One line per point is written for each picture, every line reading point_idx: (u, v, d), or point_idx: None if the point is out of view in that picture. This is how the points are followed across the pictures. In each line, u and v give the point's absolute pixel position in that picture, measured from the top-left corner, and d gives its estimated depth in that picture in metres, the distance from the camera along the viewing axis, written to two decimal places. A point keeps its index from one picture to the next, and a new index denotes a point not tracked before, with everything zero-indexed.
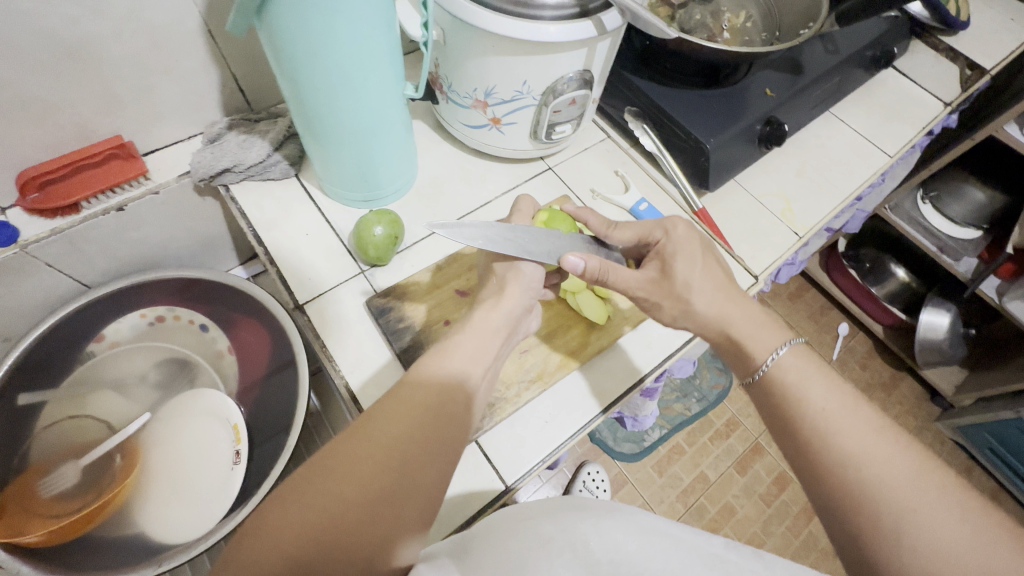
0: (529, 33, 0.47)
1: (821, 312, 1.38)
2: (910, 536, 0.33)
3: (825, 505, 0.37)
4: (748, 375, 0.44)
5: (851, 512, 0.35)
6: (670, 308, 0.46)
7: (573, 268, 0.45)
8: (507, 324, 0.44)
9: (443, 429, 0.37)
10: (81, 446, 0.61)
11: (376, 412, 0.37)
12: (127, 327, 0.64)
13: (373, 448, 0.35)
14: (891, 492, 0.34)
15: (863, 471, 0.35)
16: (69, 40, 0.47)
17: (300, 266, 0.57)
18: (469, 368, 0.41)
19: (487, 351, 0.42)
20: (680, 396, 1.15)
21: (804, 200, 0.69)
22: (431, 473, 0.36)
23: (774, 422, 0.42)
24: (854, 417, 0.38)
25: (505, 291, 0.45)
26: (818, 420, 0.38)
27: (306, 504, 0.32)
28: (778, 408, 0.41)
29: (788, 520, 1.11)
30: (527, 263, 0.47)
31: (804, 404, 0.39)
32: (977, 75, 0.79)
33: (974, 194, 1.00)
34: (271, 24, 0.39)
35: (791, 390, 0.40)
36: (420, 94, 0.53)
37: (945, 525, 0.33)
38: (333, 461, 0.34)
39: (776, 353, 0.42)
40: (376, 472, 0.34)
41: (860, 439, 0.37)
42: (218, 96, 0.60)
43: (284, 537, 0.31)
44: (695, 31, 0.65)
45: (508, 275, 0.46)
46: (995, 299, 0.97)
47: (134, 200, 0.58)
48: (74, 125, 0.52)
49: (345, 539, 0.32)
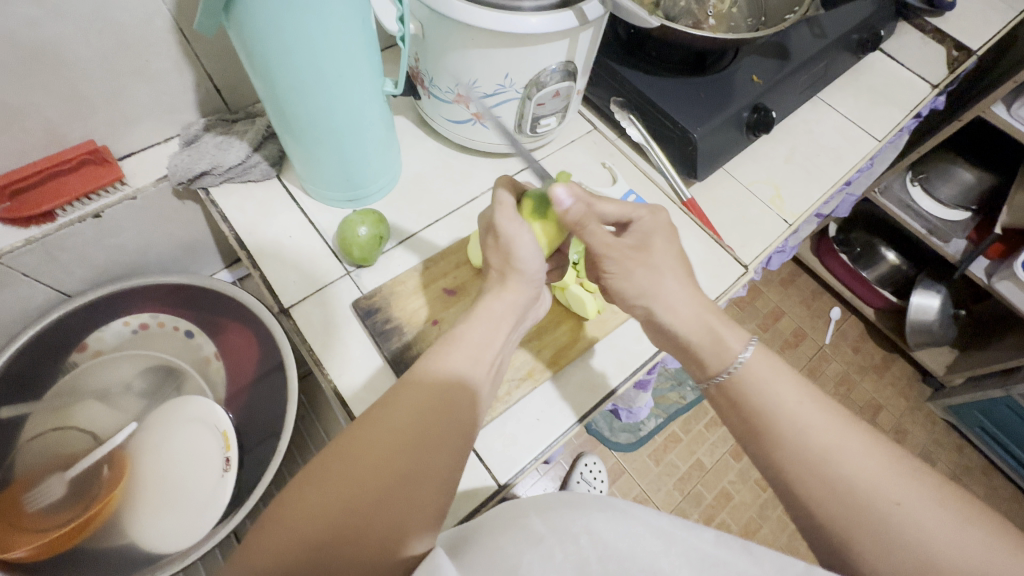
0: (508, 25, 0.46)
1: (813, 297, 1.38)
2: (897, 533, 0.34)
3: (803, 511, 0.37)
4: (708, 379, 0.44)
5: (837, 519, 0.35)
6: (633, 290, 0.46)
7: (560, 201, 0.42)
8: (512, 311, 0.44)
9: (451, 418, 0.37)
10: (67, 457, 0.60)
11: (385, 401, 0.36)
12: (111, 335, 0.62)
13: (384, 434, 0.34)
14: (872, 491, 0.35)
15: (839, 472, 0.36)
16: (32, 42, 0.45)
17: (284, 268, 0.56)
18: (478, 355, 0.41)
19: (494, 338, 0.42)
20: (675, 384, 1.11)
21: (792, 186, 0.69)
22: (442, 458, 0.36)
23: (743, 432, 0.41)
24: (818, 414, 0.38)
25: (507, 282, 0.44)
26: (798, 413, 0.39)
27: (321, 489, 0.32)
28: (745, 417, 0.41)
29: (783, 504, 1.12)
30: (527, 258, 0.44)
31: (778, 409, 0.39)
32: (965, 56, 0.79)
33: (963, 175, 1.00)
34: (240, 21, 0.38)
35: (753, 397, 0.41)
36: (400, 90, 0.51)
37: (922, 516, 0.34)
38: (347, 446, 0.34)
39: (742, 358, 0.42)
40: (387, 457, 0.34)
41: (832, 437, 0.37)
42: (194, 97, 0.58)
43: (300, 520, 0.31)
44: (680, 18, 0.64)
45: (510, 271, 0.44)
46: (984, 280, 0.98)
47: (110, 206, 0.57)
48: (43, 131, 0.51)
49: (363, 524, 0.32)
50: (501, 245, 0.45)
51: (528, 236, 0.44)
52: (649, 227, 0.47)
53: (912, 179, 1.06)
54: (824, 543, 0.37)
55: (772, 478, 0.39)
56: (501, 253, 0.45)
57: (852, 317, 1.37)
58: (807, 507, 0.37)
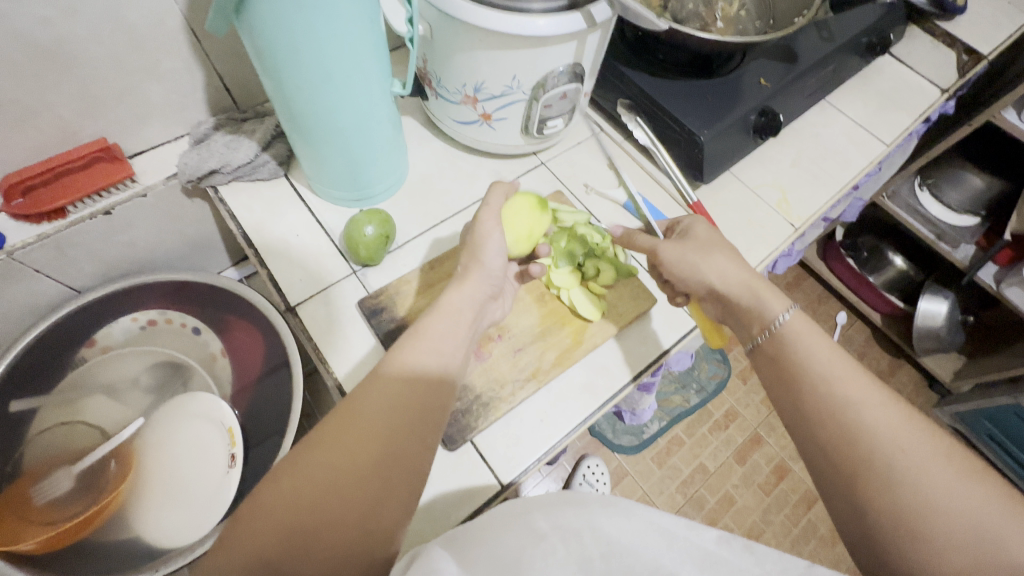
0: (516, 26, 0.46)
1: (819, 302, 1.37)
2: (905, 489, 0.33)
3: (829, 476, 0.37)
4: (753, 339, 0.45)
5: (848, 473, 0.35)
6: None
7: None
8: (471, 307, 0.44)
9: (426, 404, 0.37)
10: (75, 451, 0.62)
11: (358, 391, 0.36)
12: (119, 331, 0.63)
13: (357, 423, 0.34)
14: (889, 443, 0.35)
15: (861, 423, 0.36)
16: (46, 41, 0.46)
17: (291, 267, 0.57)
18: (445, 349, 0.40)
19: (455, 333, 0.41)
20: (679, 387, 1.20)
21: (799, 190, 0.68)
22: (415, 446, 0.35)
23: (777, 391, 0.42)
24: (851, 372, 0.38)
25: (467, 277, 0.45)
26: (827, 380, 0.38)
27: (297, 479, 0.32)
28: (782, 371, 0.41)
29: (786, 509, 1.12)
30: (490, 255, 0.47)
31: (806, 366, 0.40)
32: (975, 61, 0.78)
33: (973, 181, 0.99)
34: (251, 21, 0.38)
35: (793, 351, 0.41)
36: (408, 92, 0.52)
37: (946, 489, 0.32)
38: (321, 436, 0.34)
39: (783, 317, 0.43)
40: (362, 444, 0.33)
41: (858, 394, 0.37)
42: (204, 96, 0.59)
43: (277, 510, 0.31)
44: (688, 20, 0.63)
45: (472, 266, 0.46)
46: (993, 286, 0.97)
47: (121, 203, 0.57)
48: (55, 128, 0.52)
49: (339, 510, 0.32)
50: (472, 244, 0.47)
51: (497, 237, 0.48)
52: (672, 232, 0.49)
53: (920, 184, 1.05)
54: (834, 500, 0.36)
55: (795, 433, 0.40)
56: (471, 252, 0.47)
57: (858, 322, 1.36)
58: (822, 462, 0.37)
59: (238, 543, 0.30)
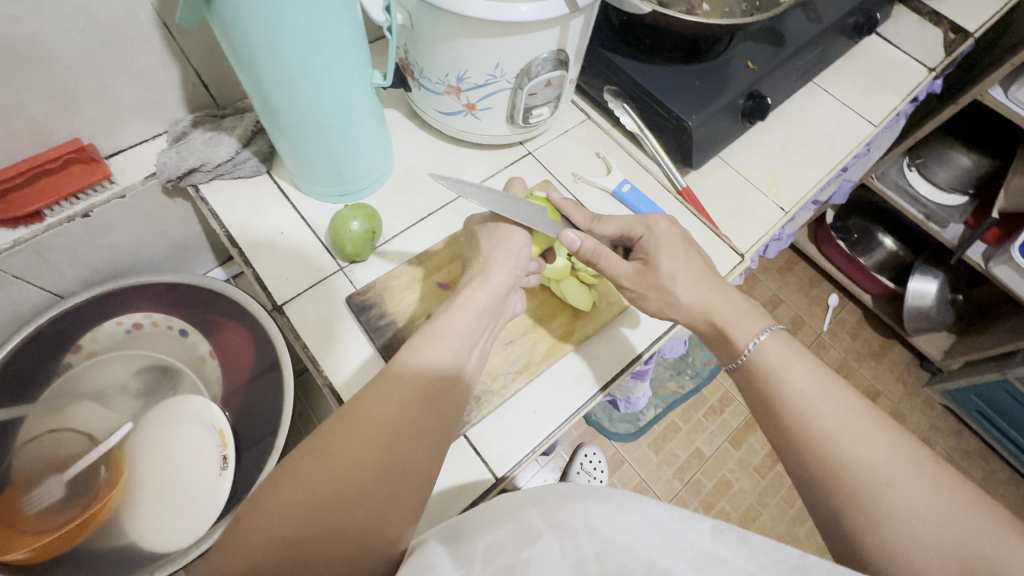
0: (498, 13, 0.45)
1: (811, 285, 1.38)
2: (887, 514, 0.33)
3: (813, 493, 0.37)
4: (732, 362, 0.44)
5: (829, 495, 0.36)
6: (656, 299, 0.48)
7: (570, 243, 0.47)
8: (494, 303, 0.44)
9: (428, 407, 0.36)
10: (62, 460, 0.60)
11: (363, 395, 0.35)
12: (104, 335, 0.62)
13: (362, 427, 0.34)
14: (866, 472, 0.35)
15: (841, 455, 0.36)
16: (14, 40, 0.44)
17: (275, 264, 0.56)
18: (458, 345, 0.40)
19: (474, 330, 0.41)
20: (673, 373, 1.19)
21: (789, 173, 0.68)
22: (420, 453, 0.35)
23: (759, 408, 0.42)
24: (829, 398, 0.38)
25: (491, 268, 0.45)
26: (798, 404, 0.39)
27: (293, 488, 0.31)
28: (762, 396, 0.41)
29: (782, 491, 1.13)
30: (517, 241, 0.47)
31: (785, 392, 0.40)
32: (961, 39, 0.78)
33: (960, 160, 0.98)
34: (223, 16, 0.37)
35: (772, 373, 0.41)
36: (389, 83, 0.50)
37: (916, 501, 0.33)
38: (323, 442, 0.33)
39: (757, 341, 0.43)
40: (369, 449, 0.33)
41: (837, 419, 0.37)
42: (181, 93, 0.57)
43: (274, 520, 0.30)
44: (673, 4, 0.63)
45: (495, 252, 0.46)
46: (982, 264, 0.97)
47: (99, 205, 0.56)
48: (28, 130, 0.50)
49: (337, 521, 0.31)
50: (494, 229, 0.48)
51: (518, 231, 0.48)
52: (656, 241, 0.48)
53: (909, 164, 1.05)
54: (825, 519, 0.36)
55: (782, 445, 0.39)
56: (495, 244, 0.47)
57: (850, 304, 1.37)
58: (809, 483, 0.37)
59: (237, 549, 0.29)
